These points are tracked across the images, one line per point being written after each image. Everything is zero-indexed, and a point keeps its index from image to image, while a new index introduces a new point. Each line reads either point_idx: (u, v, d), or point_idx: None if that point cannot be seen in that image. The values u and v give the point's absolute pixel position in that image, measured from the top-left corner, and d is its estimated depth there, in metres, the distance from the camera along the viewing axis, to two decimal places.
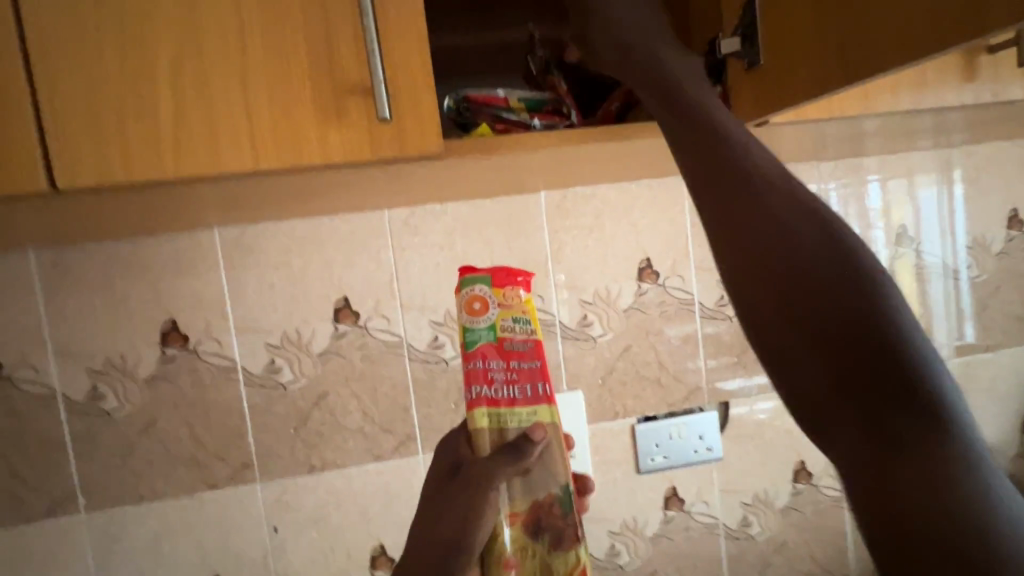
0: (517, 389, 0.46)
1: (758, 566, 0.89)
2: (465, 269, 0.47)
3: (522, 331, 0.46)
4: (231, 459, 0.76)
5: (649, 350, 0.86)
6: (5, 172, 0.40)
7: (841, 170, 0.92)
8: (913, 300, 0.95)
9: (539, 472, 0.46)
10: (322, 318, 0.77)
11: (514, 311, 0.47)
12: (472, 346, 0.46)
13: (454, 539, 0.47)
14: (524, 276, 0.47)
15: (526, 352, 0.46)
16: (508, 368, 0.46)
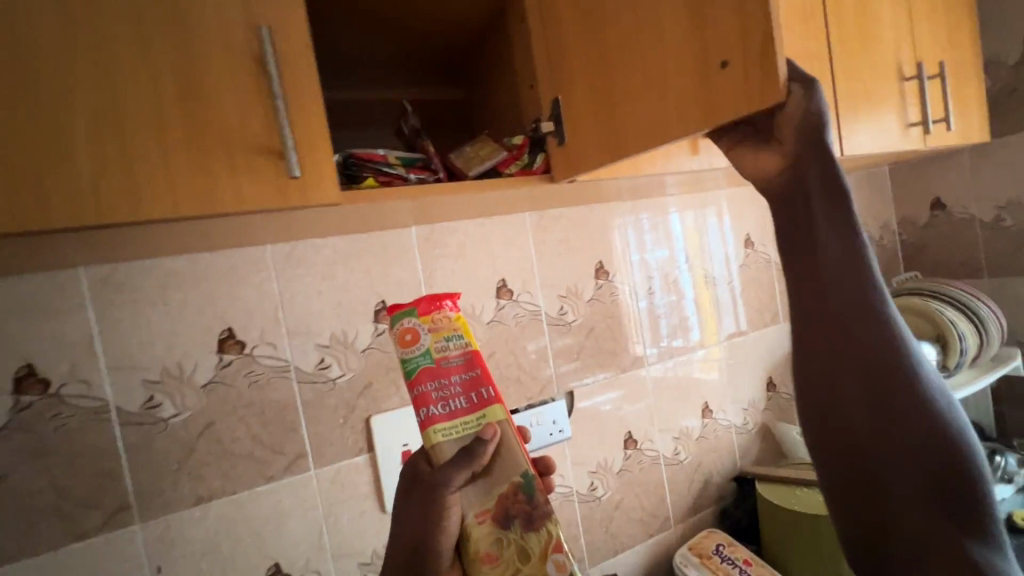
0: (463, 399, 0.57)
1: (605, 521, 1.12)
2: (393, 309, 0.59)
3: (456, 347, 0.58)
4: (103, 504, 0.74)
5: (510, 355, 1.04)
6: None
7: (642, 207, 1.22)
8: (708, 302, 1.30)
9: (495, 467, 0.56)
10: (205, 350, 0.80)
11: (445, 333, 0.58)
12: (417, 370, 0.56)
13: (422, 540, 0.59)
14: (448, 301, 0.59)
15: (462, 366, 0.57)
16: (450, 382, 0.57)
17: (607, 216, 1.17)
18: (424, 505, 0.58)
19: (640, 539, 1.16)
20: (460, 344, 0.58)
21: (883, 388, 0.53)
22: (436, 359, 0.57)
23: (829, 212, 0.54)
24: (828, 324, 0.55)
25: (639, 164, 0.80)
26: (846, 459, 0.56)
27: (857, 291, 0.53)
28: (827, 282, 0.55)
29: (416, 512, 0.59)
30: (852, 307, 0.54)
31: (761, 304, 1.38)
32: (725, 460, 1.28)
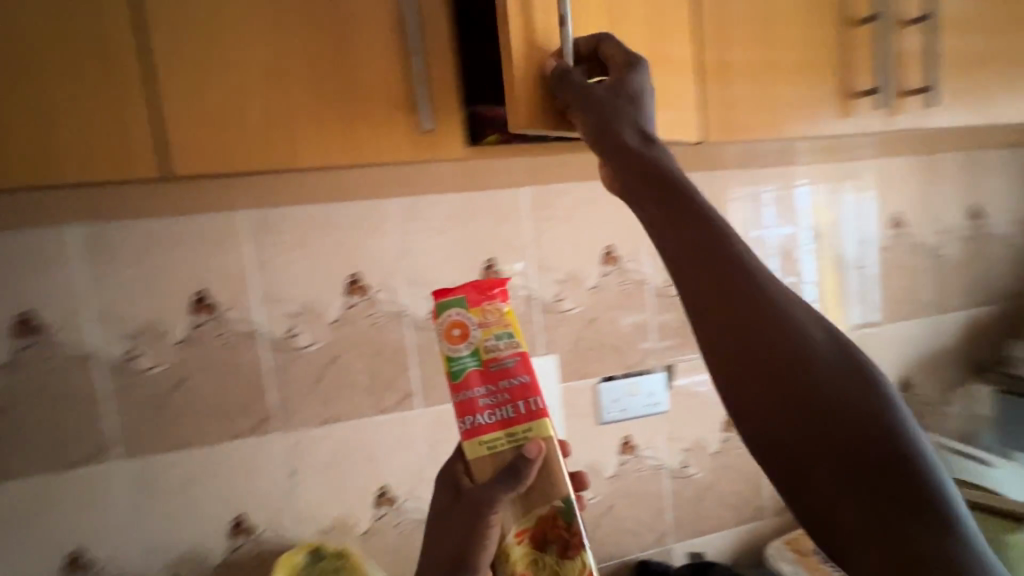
0: (509, 407, 0.55)
1: (693, 500, 1.09)
2: (441, 297, 0.57)
3: (507, 346, 0.56)
4: (253, 413, 0.88)
5: (611, 322, 1.03)
6: (128, 160, 0.53)
7: (767, 177, 1.11)
8: (831, 291, 1.17)
9: (536, 487, 0.55)
10: (336, 290, 0.90)
11: (495, 330, 0.56)
12: (466, 371, 0.55)
13: (460, 554, 0.58)
14: (496, 292, 0.57)
15: (509, 370, 0.56)
16: (497, 389, 0.56)
17: (728, 184, 1.09)
18: (466, 519, 0.57)
19: (730, 523, 1.12)
20: (510, 342, 0.56)
21: (820, 421, 0.43)
22: (485, 359, 0.56)
23: (673, 197, 0.50)
24: (731, 327, 0.46)
25: (776, 127, 0.73)
26: (809, 513, 0.43)
27: (729, 300, 0.46)
28: (717, 270, 0.47)
29: (457, 521, 0.58)
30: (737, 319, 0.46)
31: (904, 293, 1.21)
32: None
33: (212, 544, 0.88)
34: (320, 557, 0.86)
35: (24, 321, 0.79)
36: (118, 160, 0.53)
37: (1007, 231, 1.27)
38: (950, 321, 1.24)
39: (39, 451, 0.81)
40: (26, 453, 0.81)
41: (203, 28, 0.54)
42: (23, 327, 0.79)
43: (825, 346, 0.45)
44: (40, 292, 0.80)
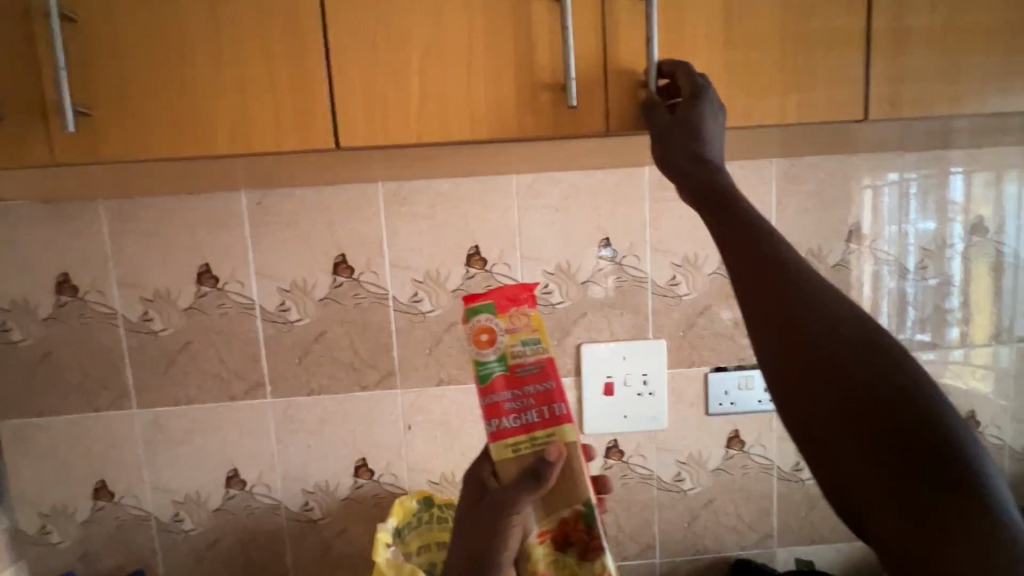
0: (534, 413, 0.55)
1: (803, 506, 1.03)
2: (471, 302, 0.56)
3: (534, 352, 0.55)
4: (379, 368, 0.97)
5: (727, 311, 0.99)
6: (311, 133, 0.61)
7: (923, 161, 0.98)
8: (980, 296, 1.02)
9: (557, 489, 0.55)
10: (457, 261, 0.95)
11: (522, 337, 0.55)
12: (492, 376, 0.55)
13: (483, 558, 0.56)
14: (524, 298, 0.56)
15: (535, 376, 0.55)
16: (524, 394, 0.55)
17: (874, 168, 0.98)
18: (490, 522, 0.55)
19: (844, 536, 1.04)
20: (538, 348, 0.55)
21: (858, 409, 0.44)
22: (512, 365, 0.55)
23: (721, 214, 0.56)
24: (763, 324, 0.50)
25: (955, 103, 0.64)
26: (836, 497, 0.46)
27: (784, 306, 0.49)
28: (745, 272, 0.52)
29: (479, 524, 0.56)
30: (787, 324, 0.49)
31: None
32: None
33: (340, 480, 0.99)
34: (429, 505, 0.93)
35: (203, 272, 0.93)
36: (302, 125, 0.61)
37: None
38: None
39: (211, 382, 0.96)
40: (201, 383, 0.96)
41: (377, 12, 0.60)
42: (203, 277, 0.94)
43: (851, 329, 0.47)
44: (217, 248, 0.93)
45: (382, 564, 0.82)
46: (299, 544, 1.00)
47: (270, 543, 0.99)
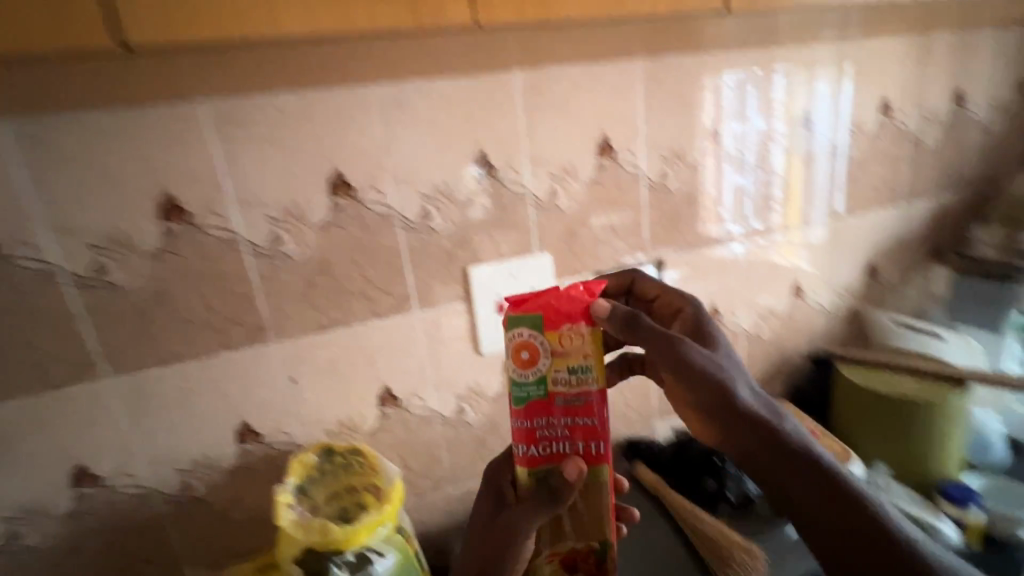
0: (568, 445, 0.58)
1: None
2: (516, 309, 0.56)
3: (582, 380, 0.56)
4: (245, 323, 0.85)
5: (604, 217, 1.02)
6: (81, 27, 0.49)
7: (760, 59, 1.06)
8: (797, 184, 1.17)
9: (576, 518, 0.61)
10: (319, 191, 0.84)
11: (569, 363, 0.56)
12: (531, 399, 0.57)
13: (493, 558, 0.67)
14: (575, 317, 0.56)
15: (577, 410, 0.57)
16: (556, 424, 0.57)
17: (722, 67, 1.03)
18: (503, 533, 0.65)
19: None
20: (585, 375, 0.56)
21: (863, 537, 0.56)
22: (553, 389, 0.57)
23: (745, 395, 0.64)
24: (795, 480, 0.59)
25: None
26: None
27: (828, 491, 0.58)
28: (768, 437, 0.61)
29: (494, 534, 0.67)
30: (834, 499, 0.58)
31: (881, 182, 1.23)
32: (806, 340, 1.27)
33: (220, 451, 0.89)
34: (330, 456, 0.89)
35: None
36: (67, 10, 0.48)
37: (987, 115, 1.27)
38: (921, 206, 1.28)
39: (17, 373, 0.77)
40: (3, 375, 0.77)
41: None
42: None
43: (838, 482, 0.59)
44: None
45: (289, 527, 0.78)
46: (184, 526, 0.90)
47: (148, 533, 0.88)
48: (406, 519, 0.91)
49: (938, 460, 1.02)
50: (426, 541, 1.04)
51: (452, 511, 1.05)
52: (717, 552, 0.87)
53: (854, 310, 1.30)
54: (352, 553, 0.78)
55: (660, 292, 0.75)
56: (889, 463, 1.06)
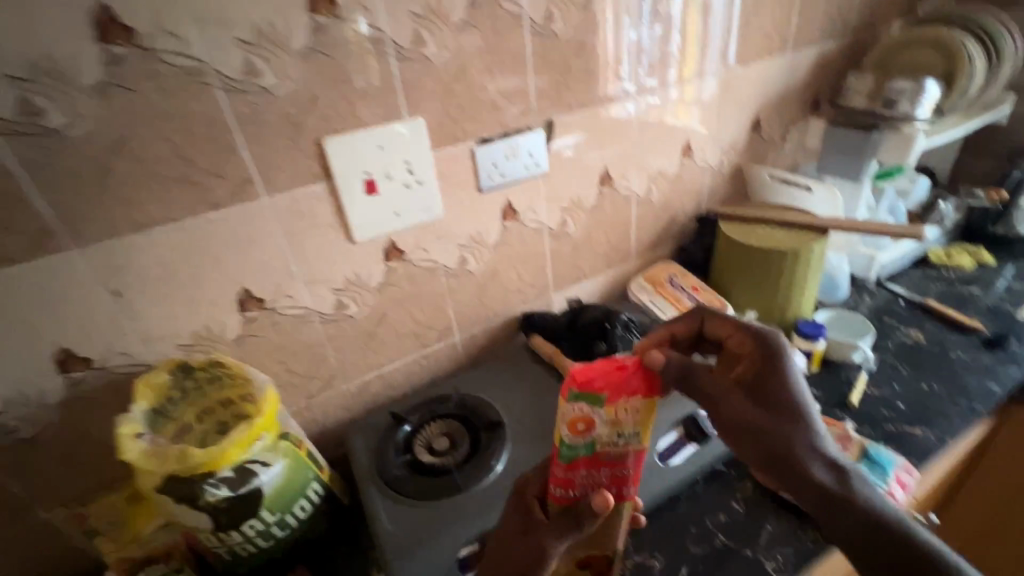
0: (602, 487, 0.56)
1: (571, 255, 1.15)
2: (580, 388, 0.53)
3: (629, 447, 0.55)
4: (22, 228, 0.65)
5: (483, 71, 0.87)
6: None
7: None
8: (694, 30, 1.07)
9: (598, 535, 0.59)
10: (81, 36, 0.60)
11: (623, 429, 0.54)
12: (576, 458, 0.54)
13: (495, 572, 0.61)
14: (633, 390, 0.53)
15: (618, 462, 0.55)
16: (598, 472, 0.56)
17: None
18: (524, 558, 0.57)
19: (602, 270, 1.23)
20: (632, 441, 0.54)
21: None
22: (599, 449, 0.54)
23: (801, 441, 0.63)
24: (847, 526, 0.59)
25: None
26: None
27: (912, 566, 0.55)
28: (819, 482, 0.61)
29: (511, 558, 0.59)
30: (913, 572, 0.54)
31: (773, 28, 1.17)
32: (694, 201, 1.29)
33: (40, 385, 0.73)
34: (188, 372, 0.78)
35: None
36: None
37: None
38: (806, 56, 1.26)
39: None
40: None
41: None
42: None
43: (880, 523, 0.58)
44: None
45: (138, 459, 0.68)
46: (20, 472, 0.77)
47: None
48: (290, 421, 0.85)
49: (797, 304, 1.13)
50: (324, 438, 1.00)
51: (348, 406, 1.01)
52: None
53: (737, 168, 1.32)
54: (229, 471, 0.70)
55: (732, 337, 0.69)
56: (757, 310, 1.16)
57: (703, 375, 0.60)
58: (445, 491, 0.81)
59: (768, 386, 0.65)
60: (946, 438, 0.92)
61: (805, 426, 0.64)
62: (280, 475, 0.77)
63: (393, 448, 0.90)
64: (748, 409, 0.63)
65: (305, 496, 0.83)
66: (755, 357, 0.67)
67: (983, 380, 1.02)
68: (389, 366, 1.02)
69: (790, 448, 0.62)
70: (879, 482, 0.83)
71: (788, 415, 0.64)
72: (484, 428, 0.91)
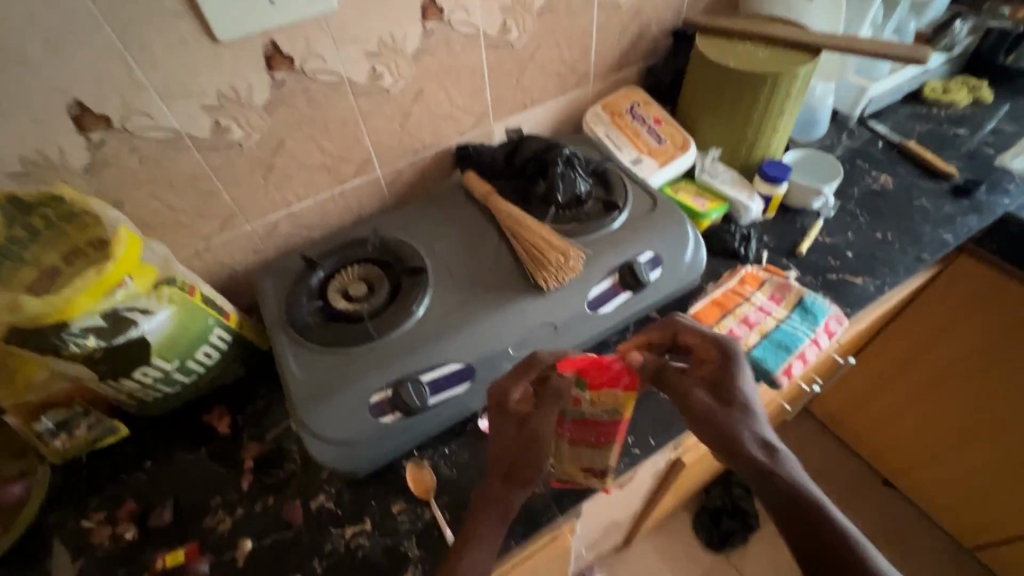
0: (602, 422, 0.68)
1: (514, 74, 0.96)
2: (567, 364, 0.65)
3: (611, 418, 0.68)
4: None
5: None
6: None
7: None
8: None
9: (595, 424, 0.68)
10: None
11: (605, 408, 0.67)
12: (563, 418, 0.67)
13: (507, 467, 0.64)
14: (615, 382, 0.65)
15: (606, 421, 0.68)
16: (590, 422, 0.68)
17: None
18: (525, 440, 0.63)
19: (554, 97, 1.05)
20: (611, 415, 0.67)
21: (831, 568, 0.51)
22: (587, 418, 0.67)
23: (740, 416, 0.60)
24: (780, 502, 0.56)
25: None
26: None
27: (834, 551, 0.52)
28: (751, 458, 0.58)
29: (511, 443, 0.63)
30: (831, 559, 0.52)
31: None
32: (672, 9, 1.06)
33: None
34: (24, 208, 0.65)
35: None
36: None
37: None
38: None
39: None
40: None
41: None
42: None
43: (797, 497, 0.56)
44: None
45: None
46: None
47: None
48: (178, 266, 0.74)
49: (767, 143, 1.00)
50: (236, 283, 0.92)
51: (256, 249, 0.90)
52: (534, 258, 0.80)
53: None
54: (98, 319, 0.62)
55: (698, 341, 0.67)
56: (722, 149, 1.02)
57: (673, 373, 0.64)
58: (355, 339, 0.76)
59: (724, 386, 0.62)
60: (885, 288, 0.89)
61: (750, 418, 0.60)
62: (170, 323, 0.70)
63: (305, 294, 0.82)
64: (707, 403, 0.61)
65: (208, 342, 0.77)
66: (719, 360, 0.64)
67: (939, 230, 0.97)
68: (299, 204, 0.89)
69: (731, 433, 0.59)
70: (806, 331, 0.81)
71: (736, 406, 0.61)
72: (405, 274, 0.83)
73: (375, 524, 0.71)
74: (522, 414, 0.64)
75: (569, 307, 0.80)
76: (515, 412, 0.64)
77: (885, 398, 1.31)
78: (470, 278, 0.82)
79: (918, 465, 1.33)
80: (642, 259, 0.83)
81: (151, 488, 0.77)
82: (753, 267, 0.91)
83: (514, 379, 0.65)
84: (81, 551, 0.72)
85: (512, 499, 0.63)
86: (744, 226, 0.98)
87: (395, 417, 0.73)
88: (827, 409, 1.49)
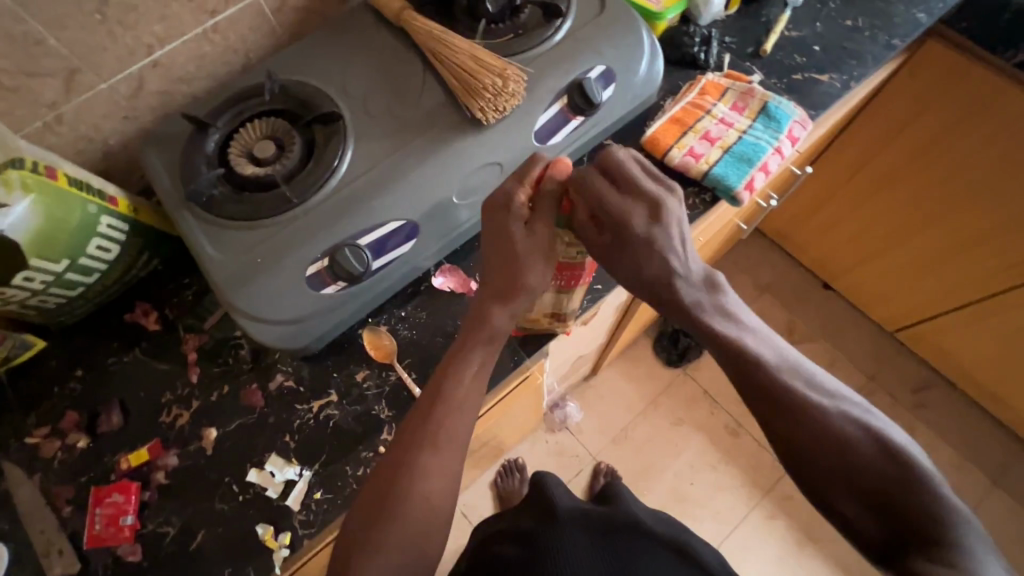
0: (569, 270, 0.62)
1: None
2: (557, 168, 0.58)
3: (578, 260, 0.61)
4: None
5: None
6: None
7: None
8: None
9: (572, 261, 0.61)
10: None
11: (576, 248, 0.60)
12: None
13: (507, 283, 0.58)
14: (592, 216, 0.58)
15: (573, 266, 0.62)
16: (556, 269, 0.63)
17: None
18: (522, 248, 0.57)
19: None
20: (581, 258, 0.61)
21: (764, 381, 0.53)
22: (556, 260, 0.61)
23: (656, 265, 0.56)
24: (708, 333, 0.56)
25: None
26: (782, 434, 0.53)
27: (757, 366, 0.53)
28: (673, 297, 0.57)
29: (505, 248, 0.58)
30: (757, 379, 0.53)
31: None
32: None
33: None
34: None
35: None
36: None
37: None
38: None
39: None
40: None
41: None
42: None
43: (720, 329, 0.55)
44: None
45: None
46: None
47: None
48: (20, 141, 0.59)
49: None
50: (116, 161, 0.76)
51: (128, 115, 0.73)
52: (468, 87, 0.67)
53: None
54: None
55: (599, 202, 0.56)
56: None
57: (588, 227, 0.57)
58: (273, 209, 0.65)
59: (617, 258, 0.57)
60: (852, 83, 0.82)
61: (671, 262, 0.57)
62: (39, 217, 0.58)
63: (203, 163, 0.69)
64: (629, 259, 0.56)
65: (98, 234, 0.65)
66: (616, 229, 0.56)
67: (912, 10, 0.87)
68: (161, 49, 0.70)
69: (653, 273, 0.56)
70: (770, 140, 0.76)
71: (658, 254, 0.56)
72: (318, 124, 0.69)
73: (342, 394, 0.70)
74: (527, 217, 0.58)
75: (514, 142, 0.70)
76: (517, 215, 0.58)
77: (829, 209, 1.35)
78: (396, 122, 0.69)
79: (851, 267, 1.43)
80: (592, 75, 0.72)
81: (91, 394, 0.71)
82: (714, 75, 0.81)
83: (515, 180, 0.58)
84: (35, 465, 0.67)
85: (495, 320, 0.59)
86: (704, 27, 0.85)
87: (338, 287, 0.66)
88: (775, 225, 1.53)
